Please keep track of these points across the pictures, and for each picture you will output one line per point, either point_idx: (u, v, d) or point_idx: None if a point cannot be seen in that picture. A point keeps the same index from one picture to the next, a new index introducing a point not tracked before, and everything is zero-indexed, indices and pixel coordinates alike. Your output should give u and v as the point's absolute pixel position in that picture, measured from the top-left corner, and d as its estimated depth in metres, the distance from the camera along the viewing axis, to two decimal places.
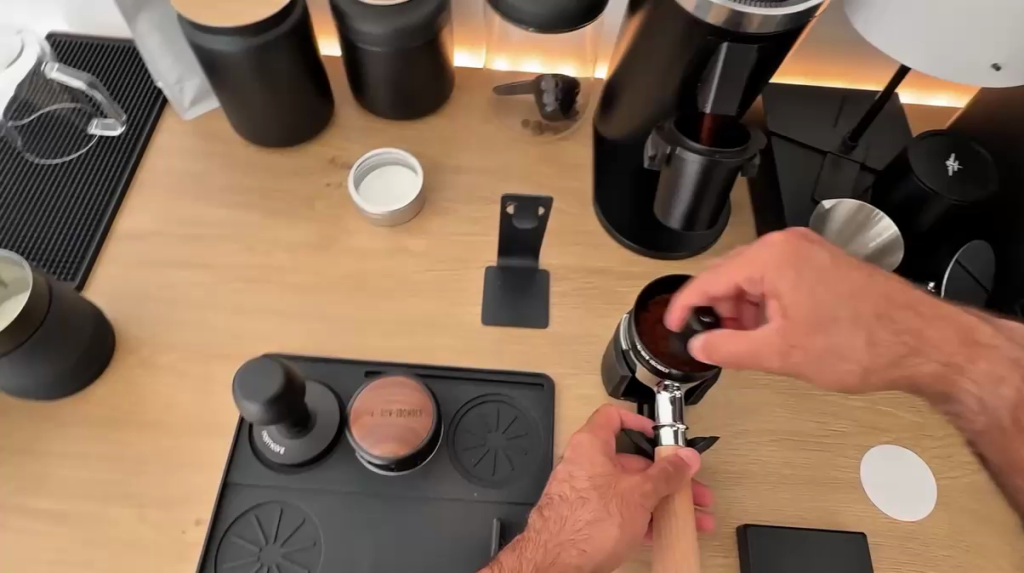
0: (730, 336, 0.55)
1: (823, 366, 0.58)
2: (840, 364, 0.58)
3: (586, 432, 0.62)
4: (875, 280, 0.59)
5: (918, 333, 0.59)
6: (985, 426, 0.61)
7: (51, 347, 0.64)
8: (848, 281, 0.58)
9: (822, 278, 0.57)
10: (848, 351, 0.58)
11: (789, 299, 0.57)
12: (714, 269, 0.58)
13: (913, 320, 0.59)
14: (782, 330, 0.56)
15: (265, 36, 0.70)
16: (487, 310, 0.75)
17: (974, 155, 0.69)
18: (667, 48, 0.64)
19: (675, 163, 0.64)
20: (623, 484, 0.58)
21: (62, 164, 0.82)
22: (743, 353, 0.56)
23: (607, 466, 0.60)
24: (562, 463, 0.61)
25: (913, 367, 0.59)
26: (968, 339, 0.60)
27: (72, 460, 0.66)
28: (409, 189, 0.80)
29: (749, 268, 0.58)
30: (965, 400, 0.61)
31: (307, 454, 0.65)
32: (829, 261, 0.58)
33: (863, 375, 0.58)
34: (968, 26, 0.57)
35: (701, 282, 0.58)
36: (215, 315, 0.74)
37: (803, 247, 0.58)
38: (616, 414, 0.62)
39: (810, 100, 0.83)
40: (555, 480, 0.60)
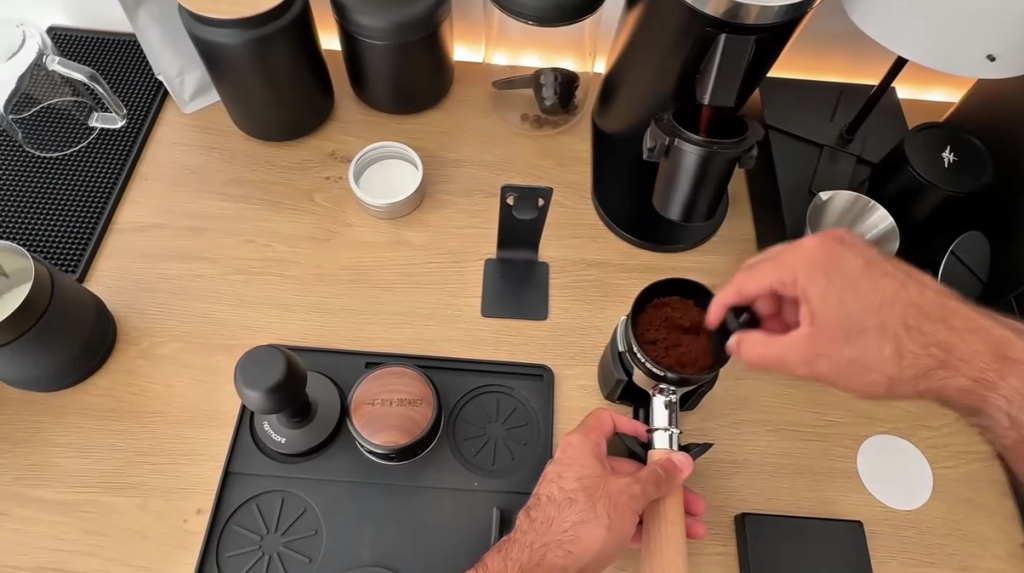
0: (760, 338, 0.58)
1: (849, 374, 0.58)
2: (867, 374, 0.58)
3: (578, 433, 0.61)
4: (907, 289, 0.59)
5: (947, 346, 0.59)
6: (1014, 441, 0.59)
7: (53, 339, 0.64)
8: (879, 292, 0.58)
9: (853, 286, 0.57)
10: (876, 361, 0.58)
11: (818, 306, 0.57)
12: (750, 267, 0.60)
13: (942, 332, 0.59)
14: (809, 337, 0.57)
15: (266, 28, 0.70)
16: (487, 301, 0.75)
17: (969, 147, 0.69)
18: (666, 40, 0.64)
19: (673, 155, 0.64)
20: (611, 487, 0.57)
21: (63, 158, 0.82)
22: (773, 354, 0.58)
23: (596, 469, 0.59)
24: (552, 463, 0.61)
25: (943, 382, 0.59)
26: (999, 353, 0.59)
27: (75, 450, 0.67)
28: (409, 182, 0.80)
29: (783, 272, 0.58)
30: (995, 417, 0.59)
31: (307, 444, 0.66)
32: (861, 268, 0.58)
33: (890, 386, 0.59)
34: (963, 17, 0.57)
35: (739, 279, 0.59)
36: (215, 307, 0.74)
37: (836, 253, 0.58)
38: (608, 417, 0.63)
39: (807, 94, 0.84)
40: (544, 480, 0.60)
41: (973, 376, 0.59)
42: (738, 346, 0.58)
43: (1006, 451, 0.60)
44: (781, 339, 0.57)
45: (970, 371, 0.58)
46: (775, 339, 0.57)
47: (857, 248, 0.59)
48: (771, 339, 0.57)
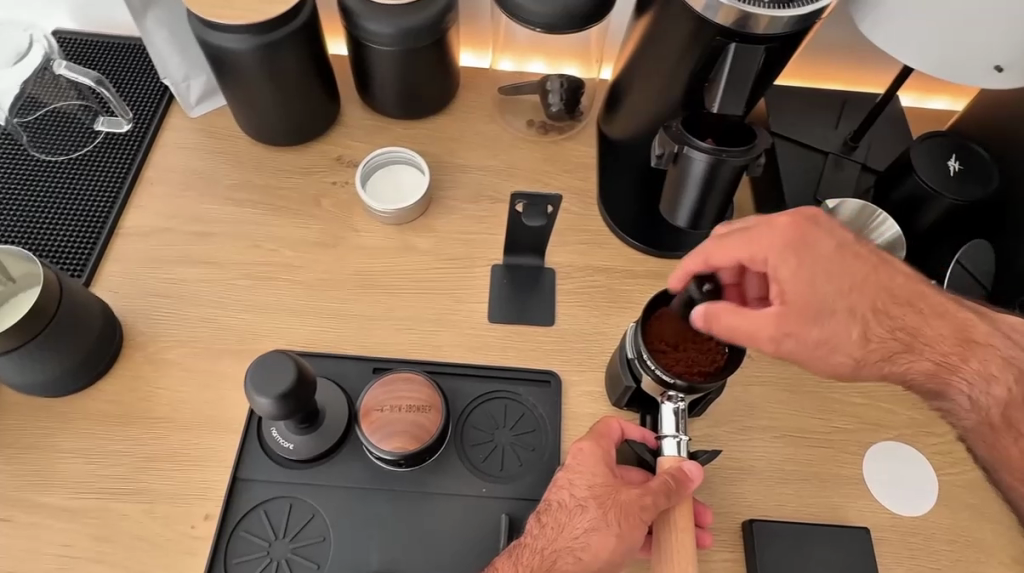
0: (730, 310, 0.57)
1: (815, 355, 0.58)
2: (831, 356, 0.58)
3: (588, 440, 0.62)
4: (878, 272, 0.59)
5: (912, 330, 0.59)
6: (975, 424, 0.60)
7: (60, 344, 0.64)
8: (850, 274, 0.58)
9: (824, 267, 0.58)
10: (841, 344, 0.57)
11: (789, 285, 0.57)
12: (723, 238, 0.60)
13: (910, 316, 0.59)
14: (779, 314, 0.57)
15: (274, 34, 0.70)
16: (494, 307, 0.75)
17: (974, 157, 0.70)
18: (675, 49, 0.65)
19: (681, 162, 0.65)
20: (622, 497, 0.58)
21: (69, 161, 0.82)
22: (742, 329, 0.57)
23: (604, 478, 0.59)
24: (563, 470, 0.61)
25: (905, 365, 0.59)
26: (964, 338, 0.59)
27: (82, 455, 0.66)
28: (415, 187, 0.80)
29: (754, 248, 0.59)
30: (958, 399, 0.59)
31: (315, 450, 0.66)
32: (834, 251, 0.58)
33: (856, 369, 0.58)
34: (972, 29, 0.58)
35: (708, 248, 0.60)
36: (222, 311, 0.74)
37: (808, 233, 0.59)
38: (617, 424, 0.63)
39: (812, 102, 0.84)
40: (554, 487, 0.60)
41: (936, 359, 0.59)
42: (707, 323, 0.58)
43: (968, 433, 0.61)
44: (748, 313, 0.57)
45: (928, 354, 0.59)
46: (745, 313, 0.57)
47: (830, 230, 0.59)
48: (741, 311, 0.57)
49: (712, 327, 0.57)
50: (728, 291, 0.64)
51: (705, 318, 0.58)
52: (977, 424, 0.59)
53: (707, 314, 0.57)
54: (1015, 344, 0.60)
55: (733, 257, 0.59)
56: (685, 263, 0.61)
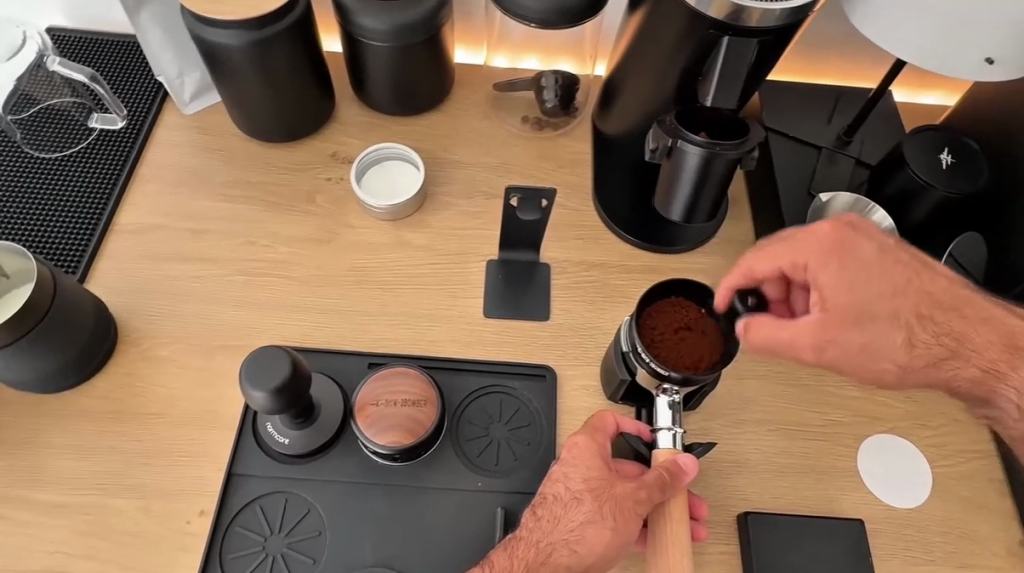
0: (770, 320, 0.58)
1: (857, 362, 0.59)
2: (875, 363, 0.59)
3: (583, 434, 0.62)
4: (921, 277, 0.60)
5: (958, 336, 0.59)
6: (1023, 434, 0.59)
7: (53, 340, 0.64)
8: (892, 279, 0.58)
9: (865, 271, 0.58)
10: (885, 350, 0.58)
11: (830, 291, 0.58)
12: (761, 249, 0.61)
13: (954, 322, 0.59)
14: (820, 321, 0.57)
15: (268, 30, 0.70)
16: (489, 303, 0.75)
17: (967, 151, 0.70)
18: (668, 43, 0.65)
19: (675, 156, 0.65)
20: (617, 492, 0.58)
21: (63, 158, 0.82)
22: (783, 339, 0.58)
23: (601, 471, 0.59)
24: (558, 463, 0.61)
25: (954, 371, 0.59)
26: (1010, 343, 0.59)
27: (76, 451, 0.66)
28: (410, 183, 0.80)
29: (795, 255, 0.59)
30: (1006, 407, 0.59)
31: (310, 445, 0.66)
32: (876, 255, 0.59)
33: (901, 375, 0.59)
34: (962, 23, 0.58)
35: (749, 259, 0.61)
36: (217, 308, 0.74)
37: (848, 239, 0.59)
38: (611, 418, 0.63)
39: (806, 97, 0.84)
40: (549, 480, 0.60)
41: (983, 368, 0.59)
42: (745, 333, 0.58)
43: (1015, 444, 0.60)
44: (790, 323, 0.58)
45: (976, 361, 0.59)
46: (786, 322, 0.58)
47: (871, 235, 0.60)
48: (782, 322, 0.58)
49: (750, 337, 0.58)
50: (774, 307, 0.66)
51: (744, 331, 0.58)
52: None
53: (747, 326, 0.58)
54: None
55: (775, 265, 0.60)
56: (727, 278, 0.62)
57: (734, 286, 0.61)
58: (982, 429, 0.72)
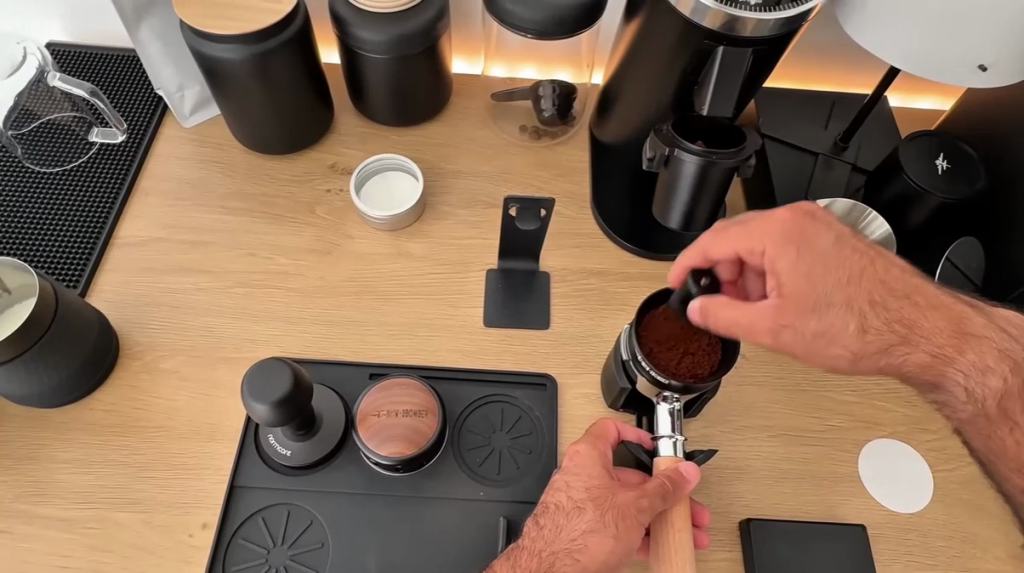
0: (726, 302, 0.57)
1: (811, 347, 0.58)
2: (829, 349, 0.58)
3: (585, 442, 0.62)
4: (875, 265, 0.60)
5: (908, 322, 0.59)
6: (971, 416, 0.60)
7: (55, 355, 0.64)
8: (848, 267, 0.58)
9: (822, 258, 0.58)
10: (837, 336, 0.57)
11: (785, 276, 0.58)
12: (719, 231, 0.62)
13: (905, 309, 0.59)
14: (776, 306, 0.57)
15: (266, 43, 0.71)
16: (489, 312, 0.75)
17: (962, 155, 0.71)
18: (665, 53, 0.65)
19: (673, 165, 0.65)
20: (618, 502, 0.58)
21: (64, 172, 0.82)
22: (739, 321, 0.57)
23: (601, 480, 0.59)
24: (561, 471, 0.61)
25: (903, 356, 0.59)
26: (959, 330, 0.59)
27: (79, 465, 0.66)
28: (409, 194, 0.81)
29: (752, 240, 0.60)
30: (955, 391, 0.59)
31: (312, 456, 0.66)
32: (831, 245, 0.59)
33: (855, 360, 0.58)
34: (955, 30, 0.59)
35: (704, 243, 0.62)
36: (217, 320, 0.74)
37: (807, 226, 0.60)
38: (612, 425, 0.63)
39: (802, 103, 0.85)
40: (552, 489, 0.60)
41: (928, 352, 0.59)
42: (704, 316, 0.58)
43: (964, 426, 0.61)
44: (747, 308, 0.57)
45: (921, 344, 0.59)
46: (743, 306, 0.57)
47: (827, 223, 0.60)
48: (739, 305, 0.57)
49: (709, 321, 0.58)
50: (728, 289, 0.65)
51: (701, 313, 0.58)
52: (973, 415, 0.60)
53: (705, 308, 0.58)
54: (1011, 338, 0.60)
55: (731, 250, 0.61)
56: (682, 257, 0.63)
57: (688, 265, 0.63)
58: None
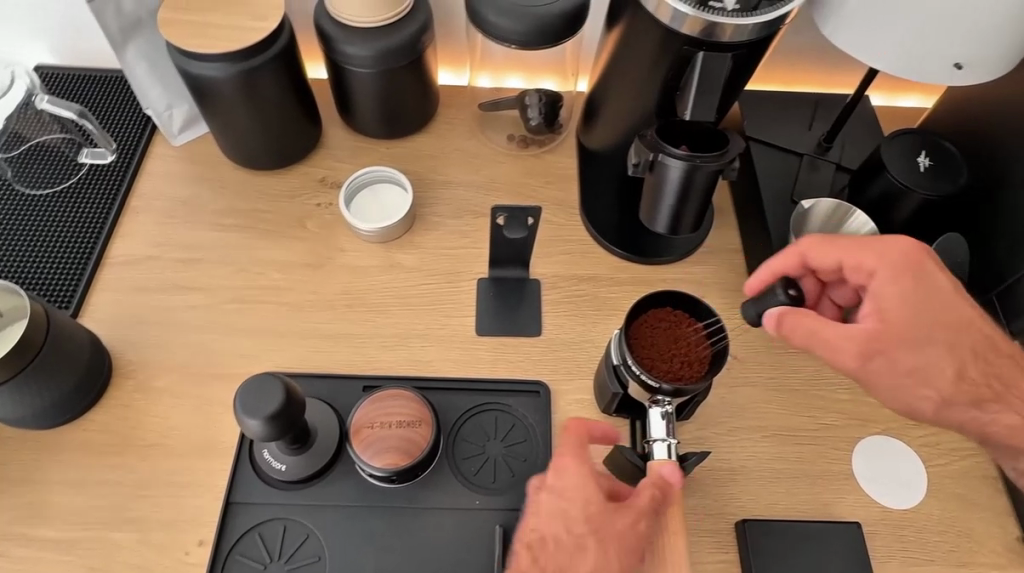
0: (808, 317, 0.59)
1: (894, 379, 0.60)
2: (910, 384, 0.60)
3: (566, 460, 0.60)
4: (983, 320, 0.61)
5: (1006, 381, 0.60)
6: None
7: (48, 377, 0.64)
8: (958, 312, 0.59)
9: (935, 297, 0.59)
10: (924, 373, 0.59)
11: (889, 302, 0.59)
12: (826, 239, 0.63)
13: (1005, 368, 0.61)
14: (872, 329, 0.59)
15: (252, 61, 0.72)
16: (481, 321, 0.76)
17: (943, 151, 0.71)
18: (646, 60, 0.66)
19: (658, 170, 0.66)
20: (616, 518, 0.58)
21: (55, 194, 0.83)
22: (825, 337, 0.59)
23: (591, 492, 0.59)
24: (548, 497, 0.60)
25: (988, 413, 0.60)
26: None
27: (74, 485, 0.66)
28: (398, 205, 0.81)
29: (865, 257, 0.61)
30: None
31: (308, 470, 0.66)
32: (947, 288, 0.60)
33: (938, 402, 0.60)
34: (931, 30, 0.60)
35: (806, 246, 0.63)
36: (210, 336, 0.74)
37: (925, 262, 0.60)
38: (582, 429, 0.62)
39: (786, 105, 0.86)
40: (542, 518, 0.59)
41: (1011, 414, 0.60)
42: (777, 324, 0.59)
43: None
44: (842, 327, 0.59)
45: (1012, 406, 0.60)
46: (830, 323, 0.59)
47: (944, 267, 0.61)
48: (827, 323, 0.59)
49: (782, 327, 0.59)
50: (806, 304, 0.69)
51: (776, 319, 0.59)
52: None
53: (779, 318, 0.59)
54: None
55: (834, 261, 0.62)
56: (776, 262, 0.65)
57: (779, 269, 0.64)
58: None
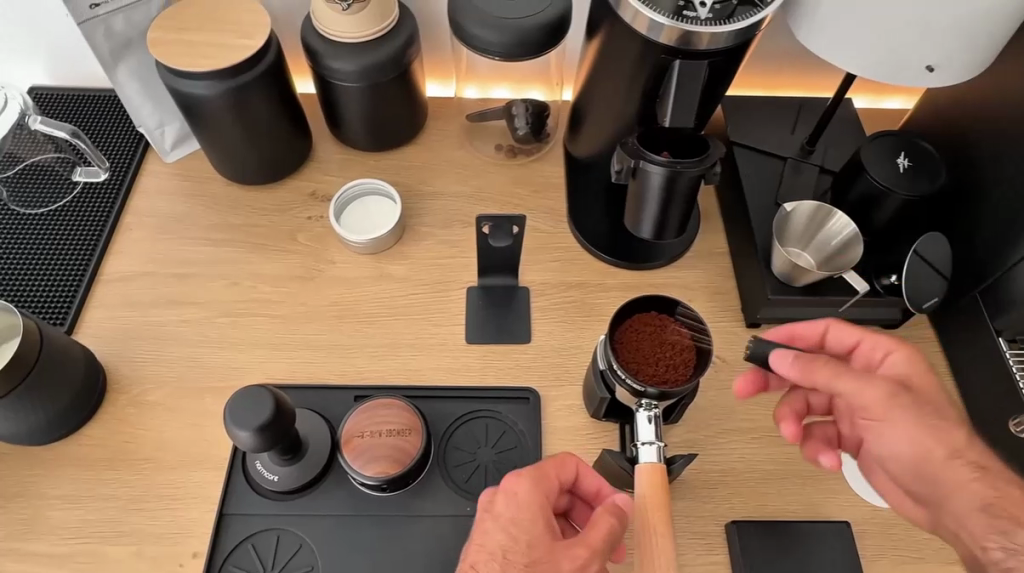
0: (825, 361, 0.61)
1: (909, 428, 0.58)
2: (923, 439, 0.58)
3: (523, 488, 0.58)
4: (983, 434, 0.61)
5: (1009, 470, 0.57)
6: None
7: (42, 393, 0.65)
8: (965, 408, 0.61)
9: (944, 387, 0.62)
10: (938, 432, 0.58)
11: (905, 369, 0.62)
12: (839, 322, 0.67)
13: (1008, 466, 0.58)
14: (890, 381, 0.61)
15: (239, 79, 0.73)
16: (471, 329, 0.77)
17: (921, 152, 0.72)
18: (626, 69, 0.67)
19: (640, 176, 0.67)
20: (564, 553, 0.55)
21: (49, 213, 0.84)
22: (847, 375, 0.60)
23: (540, 526, 0.57)
24: (494, 530, 0.56)
25: (985, 492, 0.55)
26: None
27: (69, 500, 0.67)
28: (387, 217, 0.82)
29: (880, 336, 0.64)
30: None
31: (300, 480, 0.66)
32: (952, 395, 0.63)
33: (948, 460, 0.57)
34: (904, 33, 0.61)
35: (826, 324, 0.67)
36: (203, 350, 0.75)
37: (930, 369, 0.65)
38: (575, 462, 0.61)
39: (769, 109, 0.87)
40: (484, 553, 0.55)
41: (1007, 499, 0.55)
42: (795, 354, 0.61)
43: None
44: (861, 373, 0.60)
45: (1013, 495, 0.55)
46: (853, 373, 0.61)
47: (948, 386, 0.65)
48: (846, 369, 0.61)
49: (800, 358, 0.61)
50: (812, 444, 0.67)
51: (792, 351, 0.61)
52: None
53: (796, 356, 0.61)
54: None
55: (853, 336, 0.65)
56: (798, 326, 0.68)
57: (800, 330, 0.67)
58: None
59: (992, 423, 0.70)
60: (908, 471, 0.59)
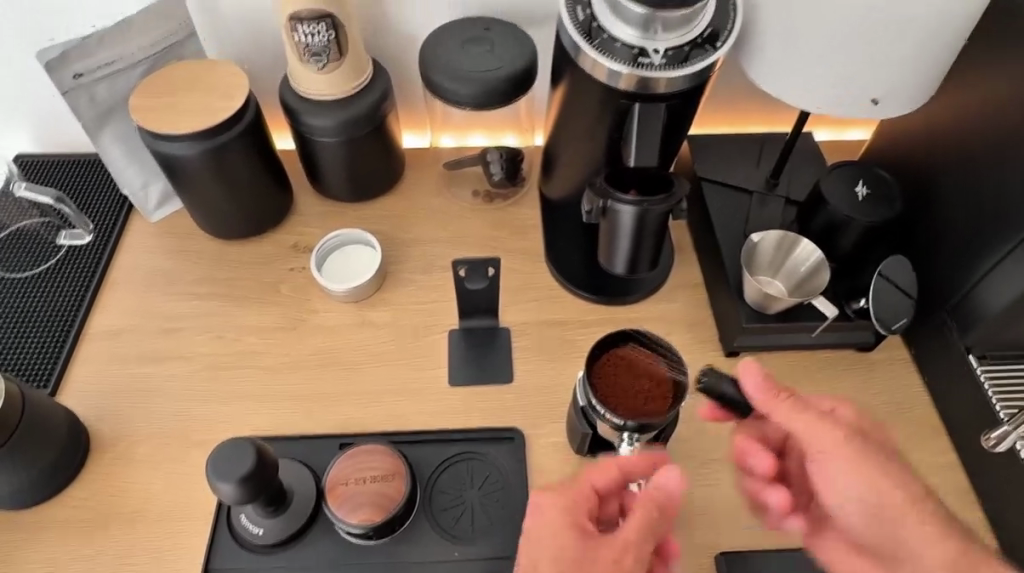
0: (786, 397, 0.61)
1: (865, 475, 0.58)
2: (880, 485, 0.58)
3: (546, 500, 0.60)
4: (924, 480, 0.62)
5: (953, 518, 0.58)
6: None
7: (23, 455, 0.65)
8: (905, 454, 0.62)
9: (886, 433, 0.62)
10: (889, 475, 0.58)
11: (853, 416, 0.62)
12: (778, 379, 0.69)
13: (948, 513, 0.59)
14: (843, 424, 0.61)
15: (217, 139, 0.75)
16: (453, 372, 0.77)
17: (878, 179, 0.75)
18: (590, 113, 0.70)
19: (610, 215, 0.69)
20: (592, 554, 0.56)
21: (32, 276, 0.85)
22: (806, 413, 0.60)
23: (567, 532, 0.57)
24: (528, 537, 0.59)
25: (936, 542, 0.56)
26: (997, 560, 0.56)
27: (51, 564, 0.66)
28: (367, 265, 0.84)
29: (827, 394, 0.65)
30: None
31: (285, 533, 0.66)
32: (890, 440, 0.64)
33: (899, 505, 0.57)
34: (848, 69, 0.64)
35: None
36: (188, 405, 0.75)
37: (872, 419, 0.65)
38: (614, 467, 0.62)
39: (734, 145, 0.90)
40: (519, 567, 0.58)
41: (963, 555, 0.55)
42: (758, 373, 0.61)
43: None
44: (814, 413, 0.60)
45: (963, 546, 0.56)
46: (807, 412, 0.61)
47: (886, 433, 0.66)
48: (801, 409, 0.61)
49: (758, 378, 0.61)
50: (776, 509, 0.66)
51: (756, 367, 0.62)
52: None
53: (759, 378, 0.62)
54: None
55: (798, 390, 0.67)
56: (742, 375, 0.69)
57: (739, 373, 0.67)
58: (940, 442, 0.74)
59: (969, 439, 0.71)
60: (861, 517, 0.59)
